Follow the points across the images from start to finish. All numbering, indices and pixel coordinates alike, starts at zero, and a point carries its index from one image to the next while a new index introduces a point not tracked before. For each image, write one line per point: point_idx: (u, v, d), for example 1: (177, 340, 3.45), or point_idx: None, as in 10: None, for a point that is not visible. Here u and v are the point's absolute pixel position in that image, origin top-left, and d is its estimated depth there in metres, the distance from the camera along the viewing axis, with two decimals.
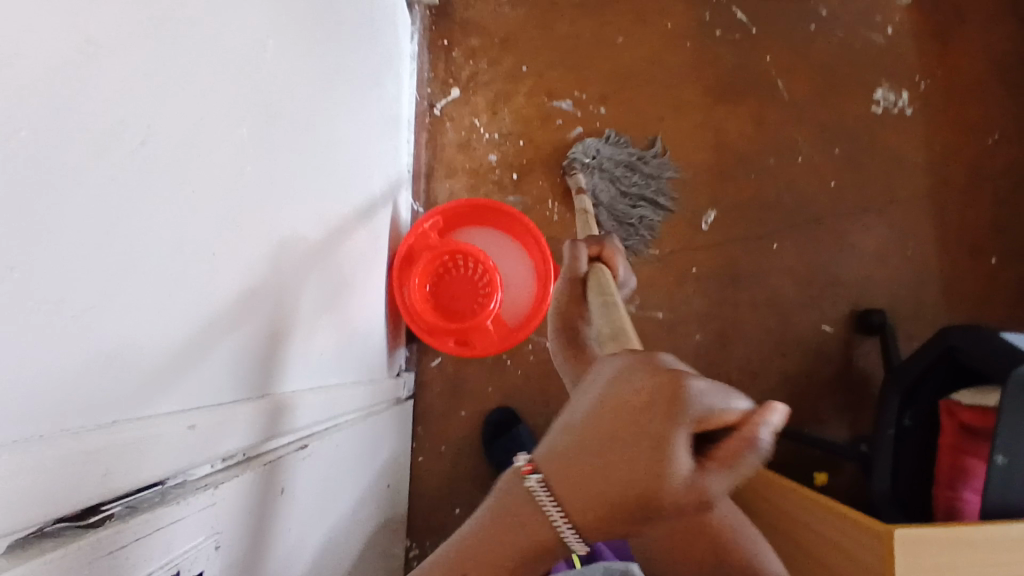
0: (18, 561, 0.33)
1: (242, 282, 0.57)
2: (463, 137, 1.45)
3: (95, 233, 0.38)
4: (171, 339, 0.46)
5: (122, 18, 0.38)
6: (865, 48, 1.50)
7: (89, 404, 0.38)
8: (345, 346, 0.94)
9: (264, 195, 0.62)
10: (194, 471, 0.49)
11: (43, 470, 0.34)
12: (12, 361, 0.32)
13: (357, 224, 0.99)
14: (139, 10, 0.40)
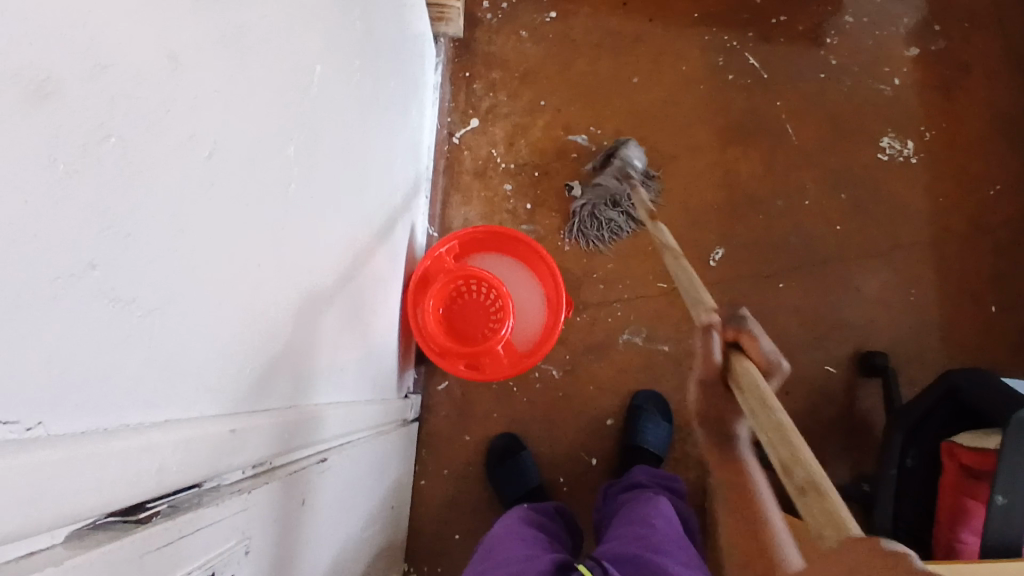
0: (79, 549, 0.34)
1: (278, 295, 0.60)
2: (480, 166, 1.49)
3: (163, 238, 0.40)
4: (215, 346, 0.48)
5: (199, 38, 0.41)
6: (872, 97, 1.55)
7: (145, 400, 0.40)
8: (361, 364, 0.96)
9: (302, 213, 0.65)
10: (227, 477, 0.51)
11: (105, 462, 0.35)
12: (89, 350, 0.34)
13: (377, 246, 1.02)
14: (213, 31, 0.43)
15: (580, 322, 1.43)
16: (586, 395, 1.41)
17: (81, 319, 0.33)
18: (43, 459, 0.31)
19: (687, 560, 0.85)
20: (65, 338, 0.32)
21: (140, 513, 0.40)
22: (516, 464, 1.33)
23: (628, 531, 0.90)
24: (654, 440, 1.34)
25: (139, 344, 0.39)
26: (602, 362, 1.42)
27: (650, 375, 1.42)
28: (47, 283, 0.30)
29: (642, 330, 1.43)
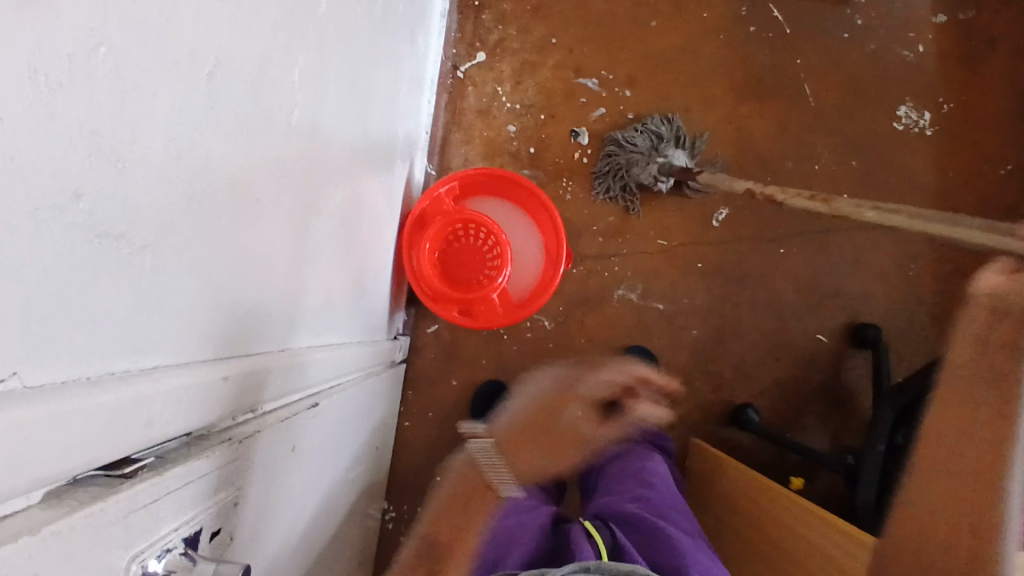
0: (55, 512, 0.31)
1: (274, 233, 0.56)
2: (484, 103, 1.42)
3: (160, 167, 0.35)
4: (209, 287, 0.44)
5: None
6: (894, 63, 1.49)
7: (132, 344, 0.36)
8: (355, 305, 0.92)
9: (304, 144, 0.60)
10: (218, 424, 0.48)
11: (84, 417, 0.32)
12: (75, 289, 0.30)
13: (377, 183, 0.96)
14: None
15: (576, 274, 1.40)
16: (576, 348, 1.39)
17: (57, 258, 0.29)
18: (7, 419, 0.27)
19: (686, 520, 0.84)
20: (34, 284, 0.28)
21: (126, 468, 0.36)
22: (503, 410, 1.32)
23: (628, 488, 0.90)
24: (640, 396, 1.33)
25: (130, 286, 0.35)
26: (594, 315, 1.40)
27: (642, 332, 1.41)
28: (13, 218, 0.26)
29: (637, 287, 1.40)
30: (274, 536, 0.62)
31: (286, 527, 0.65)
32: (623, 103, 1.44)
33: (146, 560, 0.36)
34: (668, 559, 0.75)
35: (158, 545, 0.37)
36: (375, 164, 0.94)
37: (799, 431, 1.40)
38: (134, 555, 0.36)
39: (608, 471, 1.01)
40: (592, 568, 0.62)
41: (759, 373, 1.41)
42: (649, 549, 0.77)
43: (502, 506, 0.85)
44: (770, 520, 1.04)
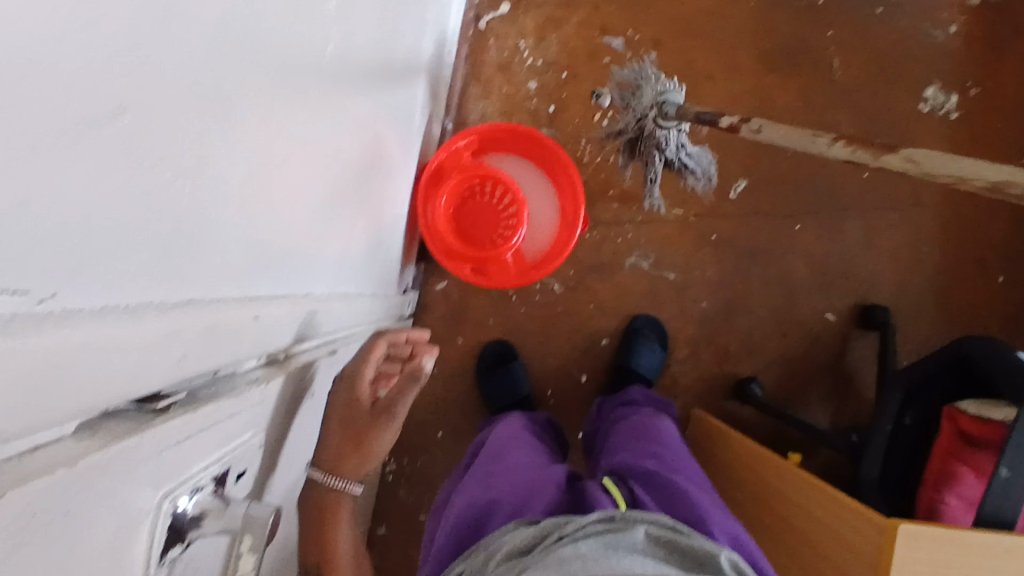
0: (89, 441, 0.29)
1: (304, 172, 0.53)
2: (505, 58, 1.38)
3: (205, 87, 0.33)
4: (240, 222, 0.42)
5: None
6: (925, 43, 1.46)
7: (168, 275, 0.34)
8: (371, 255, 0.90)
9: (336, 80, 0.57)
10: (244, 364, 0.46)
11: (120, 345, 0.30)
12: (116, 210, 0.28)
13: (398, 133, 0.94)
14: None
15: (589, 239, 1.38)
16: (584, 313, 1.38)
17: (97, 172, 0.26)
18: (46, 343, 0.25)
19: (700, 480, 0.85)
20: (76, 200, 0.25)
21: (159, 402, 0.35)
22: (508, 371, 1.31)
23: (640, 448, 0.90)
24: (646, 364, 1.33)
25: (168, 213, 0.33)
26: (605, 282, 1.38)
27: (652, 301, 1.40)
28: (57, 117, 0.23)
29: (650, 255, 1.39)
30: (288, 483, 0.61)
31: (298, 475, 0.64)
32: (648, 67, 1.40)
33: (177, 497, 0.35)
34: (686, 512, 0.75)
35: (190, 483, 0.36)
36: (397, 111, 0.91)
37: (800, 407, 1.41)
38: (166, 492, 0.34)
39: (617, 432, 1.02)
40: (618, 516, 0.66)
41: (765, 349, 1.40)
42: (665, 503, 0.77)
43: (516, 462, 0.85)
44: (773, 494, 1.05)
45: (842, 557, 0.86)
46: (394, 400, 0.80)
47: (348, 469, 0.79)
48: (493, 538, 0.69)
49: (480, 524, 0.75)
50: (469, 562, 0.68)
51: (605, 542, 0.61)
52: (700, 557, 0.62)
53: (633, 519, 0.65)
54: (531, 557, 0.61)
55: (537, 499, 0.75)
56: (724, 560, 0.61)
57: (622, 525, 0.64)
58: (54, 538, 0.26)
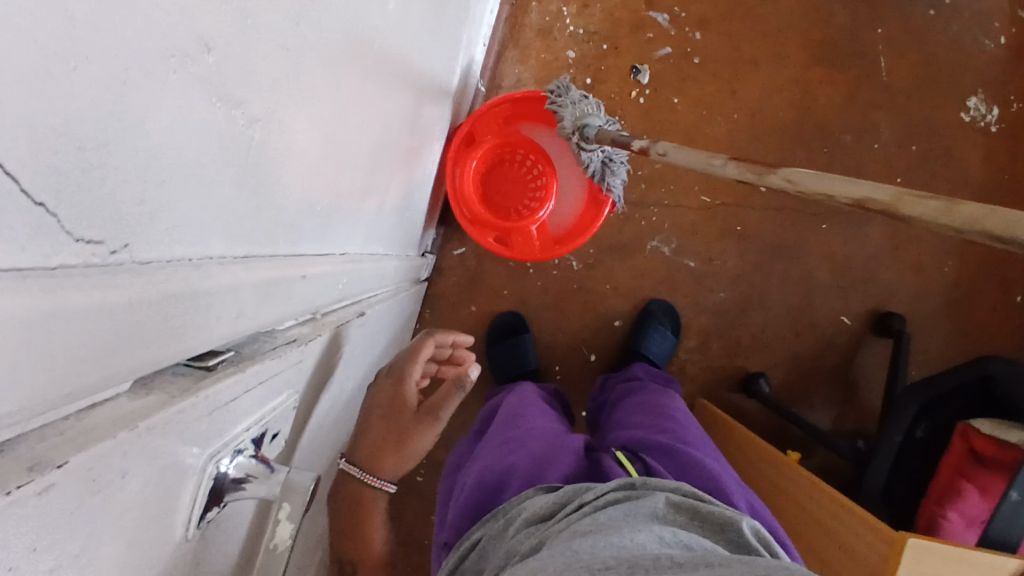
0: (145, 396, 0.28)
1: (356, 124, 0.51)
2: (547, 23, 1.34)
3: (282, 27, 0.31)
4: (295, 177, 0.40)
5: None
6: (974, 50, 1.42)
7: (230, 228, 0.32)
8: (400, 216, 0.88)
9: (394, 32, 0.54)
10: (284, 322, 0.44)
11: (184, 300, 0.28)
12: (192, 156, 0.26)
13: (440, 89, 0.91)
14: None
15: (612, 218, 1.35)
16: (600, 293, 1.37)
17: (179, 118, 0.24)
18: (117, 296, 0.23)
19: (712, 450, 0.84)
20: (153, 142, 0.23)
21: (211, 359, 0.33)
22: (519, 344, 1.30)
23: (652, 422, 0.90)
24: (657, 350, 1.32)
25: (237, 161, 0.31)
26: (624, 263, 1.37)
27: (668, 287, 1.38)
28: (145, 54, 0.21)
29: (672, 241, 1.37)
30: (311, 444, 0.60)
31: (318, 435, 0.63)
32: (691, 46, 1.36)
33: (220, 460, 0.34)
34: (703, 480, 0.74)
35: (232, 446, 0.35)
36: (442, 67, 0.88)
37: (803, 407, 1.41)
38: (211, 454, 0.33)
39: (626, 407, 1.01)
40: (639, 484, 0.66)
41: (777, 346, 1.40)
42: (681, 474, 0.77)
43: (529, 429, 0.85)
44: (774, 492, 1.05)
45: (841, 562, 0.87)
46: (443, 404, 0.90)
47: (386, 468, 0.84)
48: (511, 504, 0.68)
49: (497, 489, 0.75)
50: (489, 526, 0.67)
51: (624, 510, 0.60)
52: (719, 519, 0.60)
53: (654, 487, 0.65)
54: (549, 524, 0.61)
55: (554, 466, 0.74)
56: (745, 525, 0.60)
57: (642, 492, 0.64)
58: (108, 500, 0.25)
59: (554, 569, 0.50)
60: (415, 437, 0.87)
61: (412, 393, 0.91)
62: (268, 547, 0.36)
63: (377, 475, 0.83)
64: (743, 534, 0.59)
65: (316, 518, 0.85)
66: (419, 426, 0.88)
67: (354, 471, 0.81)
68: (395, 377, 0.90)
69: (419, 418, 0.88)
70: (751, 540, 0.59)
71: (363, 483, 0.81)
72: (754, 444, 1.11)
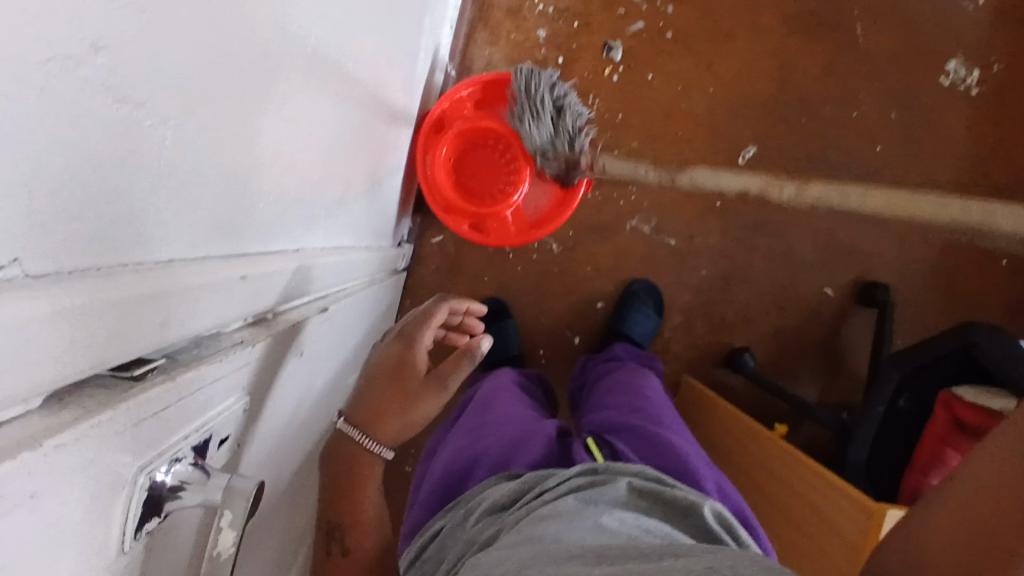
0: (60, 412, 0.27)
1: (303, 116, 0.49)
2: (516, 2, 1.31)
3: (196, 14, 0.29)
4: (230, 175, 0.38)
5: None
6: (954, 12, 1.38)
7: (148, 232, 0.31)
8: (368, 207, 0.87)
9: (341, 18, 0.52)
10: (230, 324, 0.43)
11: (92, 313, 0.27)
12: (90, 155, 0.25)
13: (402, 75, 0.89)
14: None
15: (590, 198, 1.34)
16: (581, 275, 1.36)
17: (71, 124, 0.23)
18: (9, 317, 0.22)
19: (684, 430, 0.84)
20: (37, 151, 0.22)
21: (138, 368, 0.32)
22: (501, 330, 1.29)
23: (625, 402, 0.89)
24: (640, 331, 1.31)
25: (150, 160, 0.29)
26: (604, 244, 1.36)
27: (649, 265, 1.37)
28: (28, 60, 0.20)
29: (651, 220, 1.35)
30: (274, 444, 0.59)
31: (284, 435, 0.62)
32: (664, 21, 1.34)
33: (155, 471, 0.33)
34: (671, 463, 0.74)
35: (169, 455, 0.34)
36: (401, 54, 0.86)
37: (789, 381, 1.40)
38: (143, 466, 0.32)
39: (604, 387, 1.00)
40: (601, 470, 0.66)
41: (760, 321, 1.39)
42: (648, 455, 0.76)
43: (502, 416, 0.84)
44: (759, 467, 1.05)
45: (824, 536, 0.87)
46: (448, 373, 0.87)
47: (386, 433, 0.84)
48: (472, 495, 0.69)
49: (466, 477, 0.75)
50: (450, 515, 0.67)
51: (586, 497, 0.59)
52: (683, 503, 0.61)
53: (617, 472, 0.65)
54: (509, 512, 0.61)
55: (523, 453, 0.74)
56: (708, 510, 0.60)
57: (605, 477, 0.64)
58: (19, 525, 0.24)
59: (513, 562, 0.49)
60: (420, 402, 0.86)
61: (421, 358, 0.89)
62: (212, 557, 0.35)
63: (376, 440, 0.83)
64: (705, 518, 0.59)
65: (295, 515, 0.85)
66: (422, 393, 0.86)
67: (353, 432, 0.83)
68: (406, 341, 0.89)
69: (424, 383, 0.86)
70: (715, 525, 0.59)
71: (362, 445, 0.82)
72: (739, 420, 1.11)
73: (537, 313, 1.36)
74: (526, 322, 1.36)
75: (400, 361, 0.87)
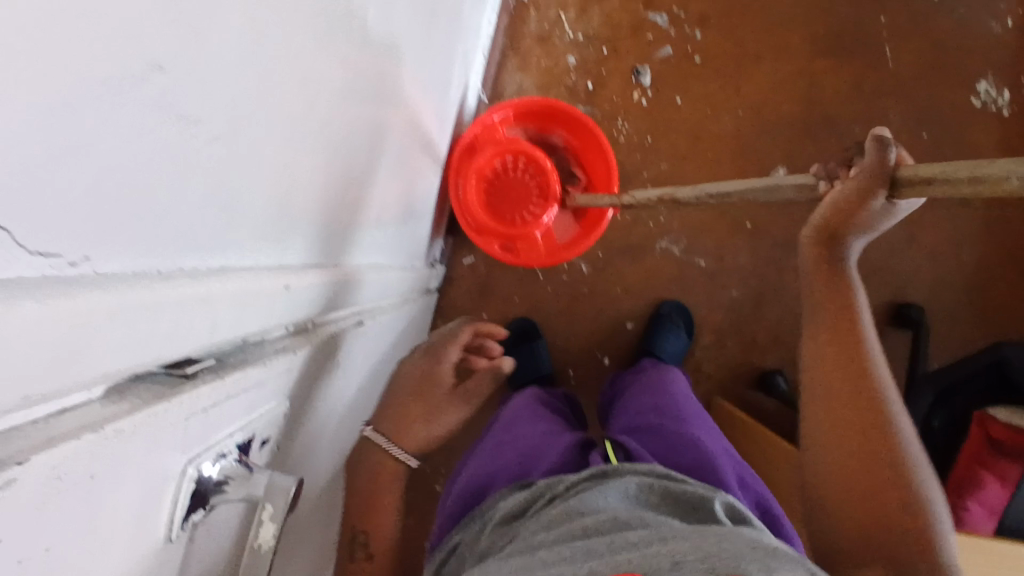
0: (117, 403, 0.29)
1: (343, 136, 0.52)
2: (546, 30, 1.35)
3: (248, 41, 0.31)
4: (274, 190, 0.41)
5: None
6: (985, 34, 1.39)
7: (201, 240, 0.34)
8: (402, 226, 0.90)
9: (381, 43, 0.55)
10: (272, 331, 0.46)
11: (152, 313, 0.30)
12: (152, 169, 0.28)
13: (437, 99, 0.93)
14: None
15: (620, 219, 1.35)
16: (610, 296, 1.37)
17: (139, 142, 0.26)
18: (69, 312, 0.24)
19: (707, 426, 0.85)
20: (105, 168, 0.24)
21: (188, 367, 0.35)
22: (531, 349, 1.31)
23: (647, 404, 0.90)
24: (671, 351, 1.29)
25: (206, 174, 0.32)
26: (633, 264, 1.37)
27: (679, 286, 1.37)
28: (123, 82, 0.23)
29: (681, 240, 1.36)
30: (309, 452, 0.61)
31: (319, 444, 0.65)
32: (692, 45, 1.36)
33: (201, 464, 0.35)
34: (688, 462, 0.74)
35: (215, 450, 0.36)
36: (437, 80, 0.91)
37: None
38: (192, 458, 0.34)
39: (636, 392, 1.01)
40: (609, 472, 0.68)
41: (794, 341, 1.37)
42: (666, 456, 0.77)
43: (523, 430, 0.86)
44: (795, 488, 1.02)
45: None
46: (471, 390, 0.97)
47: (409, 442, 0.88)
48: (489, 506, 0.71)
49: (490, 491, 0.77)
50: (467, 530, 0.70)
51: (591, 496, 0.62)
52: (692, 497, 0.62)
53: (622, 472, 0.67)
54: (522, 522, 0.63)
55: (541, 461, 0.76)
56: (717, 502, 0.61)
57: (610, 478, 0.66)
58: (79, 501, 0.26)
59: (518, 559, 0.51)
60: (443, 413, 0.94)
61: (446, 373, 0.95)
62: (253, 545, 0.37)
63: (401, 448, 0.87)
64: (713, 511, 0.60)
65: (327, 528, 0.86)
66: (447, 406, 0.94)
67: (380, 441, 0.86)
68: (434, 357, 0.94)
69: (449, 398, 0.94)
70: (721, 514, 0.60)
71: (388, 453, 0.86)
72: (770, 441, 1.09)
73: (567, 333, 1.37)
74: (556, 342, 1.37)
75: (428, 377, 0.92)
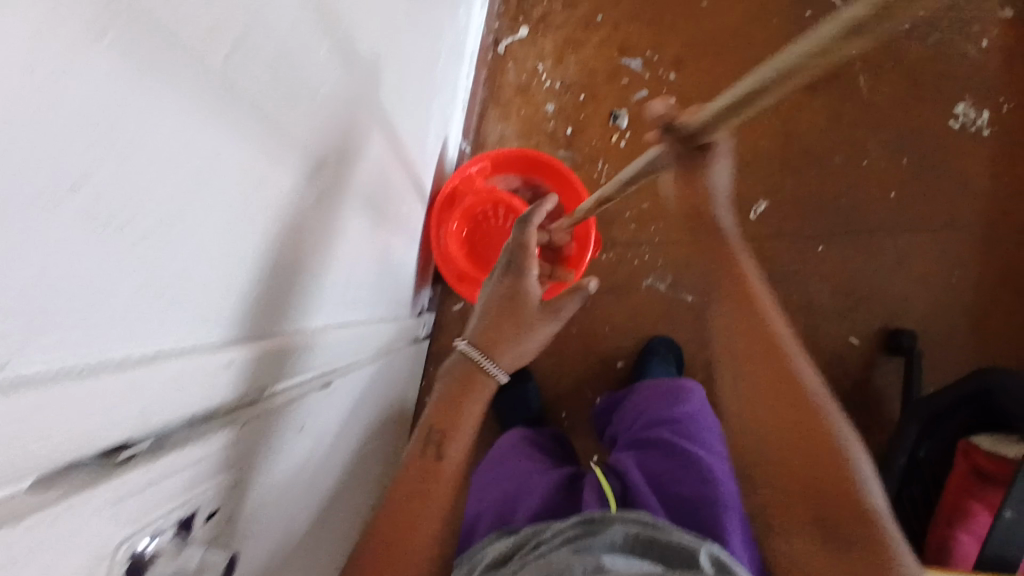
0: (41, 496, 0.32)
1: (292, 212, 0.55)
2: (524, 80, 1.40)
3: (168, 152, 0.35)
4: (212, 275, 0.44)
5: None
6: (958, 58, 1.42)
7: (129, 334, 0.36)
8: (378, 284, 0.93)
9: (330, 122, 0.59)
10: (220, 405, 0.48)
11: (74, 409, 0.32)
12: (71, 284, 0.30)
13: (410, 156, 0.96)
14: None
15: (605, 259, 1.38)
16: (599, 335, 1.39)
17: (54, 263, 0.29)
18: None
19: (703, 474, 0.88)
20: (16, 295, 0.27)
21: (119, 454, 0.37)
22: (521, 393, 1.33)
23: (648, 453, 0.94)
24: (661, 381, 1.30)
25: (131, 275, 0.35)
26: (621, 303, 1.39)
27: (667, 322, 1.39)
28: (21, 212, 0.26)
29: (667, 276, 1.38)
30: (277, 519, 0.62)
31: (288, 508, 0.66)
32: (667, 86, 1.40)
33: (134, 543, 0.38)
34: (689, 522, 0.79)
35: (148, 529, 0.39)
36: (410, 138, 0.94)
37: None
38: (123, 539, 0.37)
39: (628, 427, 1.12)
40: (598, 517, 0.69)
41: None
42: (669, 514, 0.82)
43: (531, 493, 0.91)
44: None
45: None
46: (557, 307, 0.95)
47: (502, 355, 0.90)
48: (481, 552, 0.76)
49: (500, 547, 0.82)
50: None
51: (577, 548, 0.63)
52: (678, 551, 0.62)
53: (614, 519, 0.69)
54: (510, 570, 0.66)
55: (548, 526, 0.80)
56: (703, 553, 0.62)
57: (599, 526, 0.68)
58: None
59: None
60: (530, 334, 0.93)
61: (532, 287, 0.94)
62: None
63: (494, 362, 0.89)
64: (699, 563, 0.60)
65: None
66: (535, 324, 0.93)
67: (473, 353, 0.89)
68: (516, 271, 0.93)
69: (540, 313, 0.94)
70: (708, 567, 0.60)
71: (481, 366, 0.87)
72: None
73: (558, 373, 1.38)
74: (547, 383, 1.39)
75: (511, 282, 0.93)
